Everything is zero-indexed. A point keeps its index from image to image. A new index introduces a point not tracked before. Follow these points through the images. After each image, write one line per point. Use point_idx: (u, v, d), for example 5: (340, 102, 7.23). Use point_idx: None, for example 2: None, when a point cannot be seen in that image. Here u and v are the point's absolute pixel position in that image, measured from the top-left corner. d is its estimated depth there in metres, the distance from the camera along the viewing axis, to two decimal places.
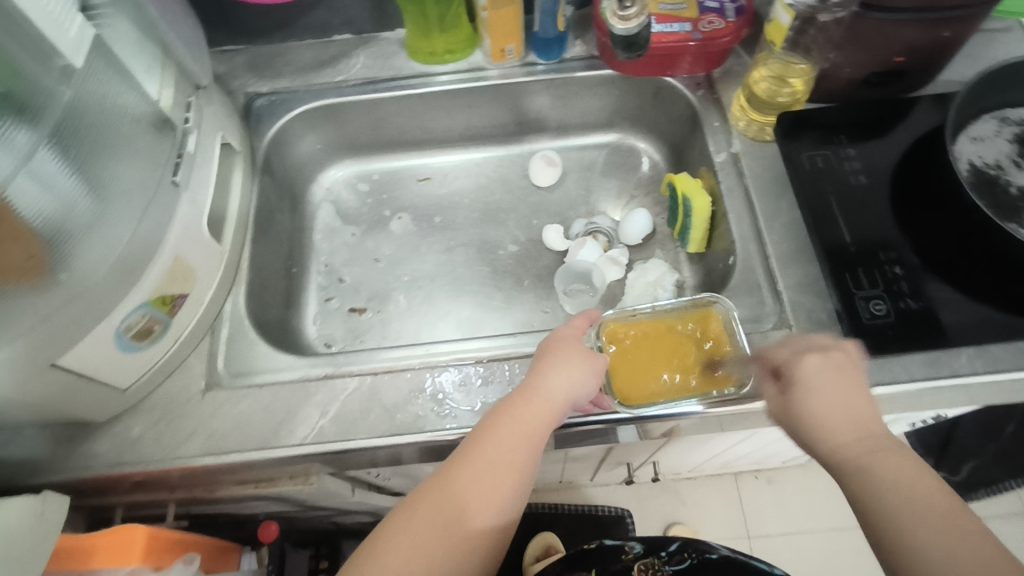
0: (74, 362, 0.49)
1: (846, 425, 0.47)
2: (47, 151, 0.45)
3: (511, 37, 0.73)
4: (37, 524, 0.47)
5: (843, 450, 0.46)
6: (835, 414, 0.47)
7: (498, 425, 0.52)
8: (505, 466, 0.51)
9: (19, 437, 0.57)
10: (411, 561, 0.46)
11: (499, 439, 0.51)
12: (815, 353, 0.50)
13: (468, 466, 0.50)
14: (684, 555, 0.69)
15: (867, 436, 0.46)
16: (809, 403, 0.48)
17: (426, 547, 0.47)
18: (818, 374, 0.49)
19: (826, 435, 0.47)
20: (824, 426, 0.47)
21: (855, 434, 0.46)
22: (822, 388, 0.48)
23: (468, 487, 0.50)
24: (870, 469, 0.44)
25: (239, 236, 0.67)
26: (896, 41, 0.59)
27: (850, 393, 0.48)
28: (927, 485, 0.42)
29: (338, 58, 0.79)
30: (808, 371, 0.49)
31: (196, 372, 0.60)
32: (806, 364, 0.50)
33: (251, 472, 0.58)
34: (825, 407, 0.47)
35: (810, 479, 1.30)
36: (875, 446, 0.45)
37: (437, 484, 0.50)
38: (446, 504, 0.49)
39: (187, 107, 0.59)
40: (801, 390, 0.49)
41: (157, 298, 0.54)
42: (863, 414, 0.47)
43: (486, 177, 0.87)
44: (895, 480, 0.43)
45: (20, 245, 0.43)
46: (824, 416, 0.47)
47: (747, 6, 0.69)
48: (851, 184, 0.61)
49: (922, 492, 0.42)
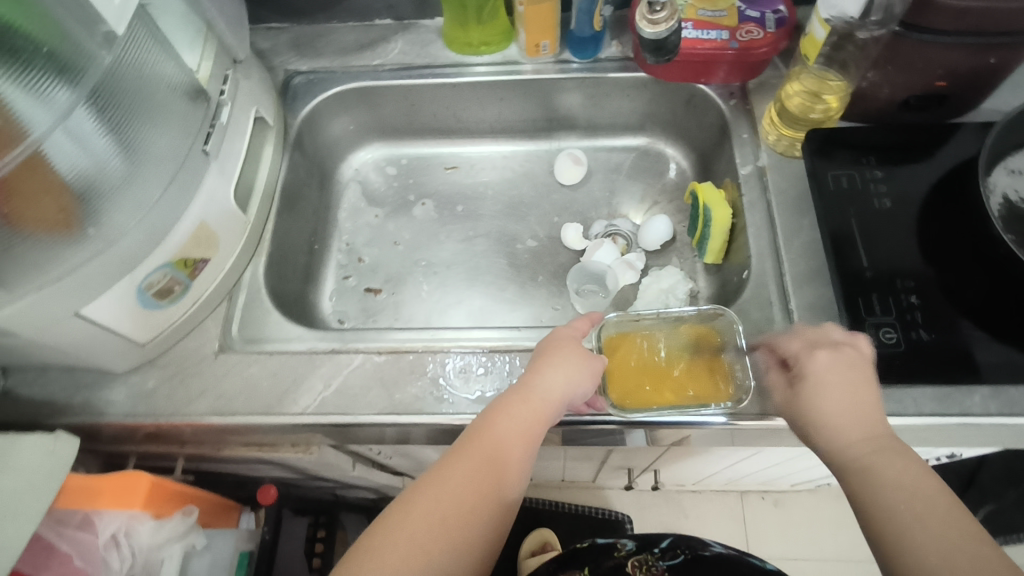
0: (96, 313, 0.52)
1: (852, 424, 0.47)
2: (85, 111, 0.47)
3: (546, 33, 0.73)
4: (48, 461, 0.50)
5: (847, 450, 0.47)
6: (842, 414, 0.48)
7: (494, 423, 0.52)
8: (501, 464, 0.51)
9: (46, 378, 0.60)
10: (410, 557, 0.46)
11: (495, 437, 0.51)
12: (825, 349, 0.51)
13: (464, 462, 0.51)
14: (677, 550, 0.70)
15: (873, 437, 0.47)
16: (820, 402, 0.49)
17: (424, 545, 0.47)
18: (828, 372, 0.49)
19: (831, 435, 0.48)
20: (829, 425, 0.48)
21: (860, 435, 0.47)
22: (832, 385, 0.49)
23: (466, 484, 0.50)
24: (873, 470, 0.45)
25: (265, 208, 0.69)
26: (938, 65, 0.57)
27: (859, 394, 0.49)
28: (928, 488, 0.43)
29: (377, 42, 0.80)
30: (818, 369, 0.50)
31: (212, 334, 0.63)
32: (815, 360, 0.50)
33: (254, 435, 0.60)
34: (831, 406, 0.48)
35: (817, 505, 1.27)
36: (878, 447, 0.46)
37: (433, 481, 0.50)
38: (443, 501, 0.49)
39: (224, 80, 0.61)
40: (811, 385, 0.50)
41: (180, 259, 0.56)
42: (869, 415, 0.48)
43: (512, 170, 0.88)
44: (897, 482, 0.44)
45: (52, 198, 0.46)
46: (830, 415, 0.48)
47: (788, 18, 0.68)
48: (875, 207, 0.59)
49: (922, 495, 0.43)
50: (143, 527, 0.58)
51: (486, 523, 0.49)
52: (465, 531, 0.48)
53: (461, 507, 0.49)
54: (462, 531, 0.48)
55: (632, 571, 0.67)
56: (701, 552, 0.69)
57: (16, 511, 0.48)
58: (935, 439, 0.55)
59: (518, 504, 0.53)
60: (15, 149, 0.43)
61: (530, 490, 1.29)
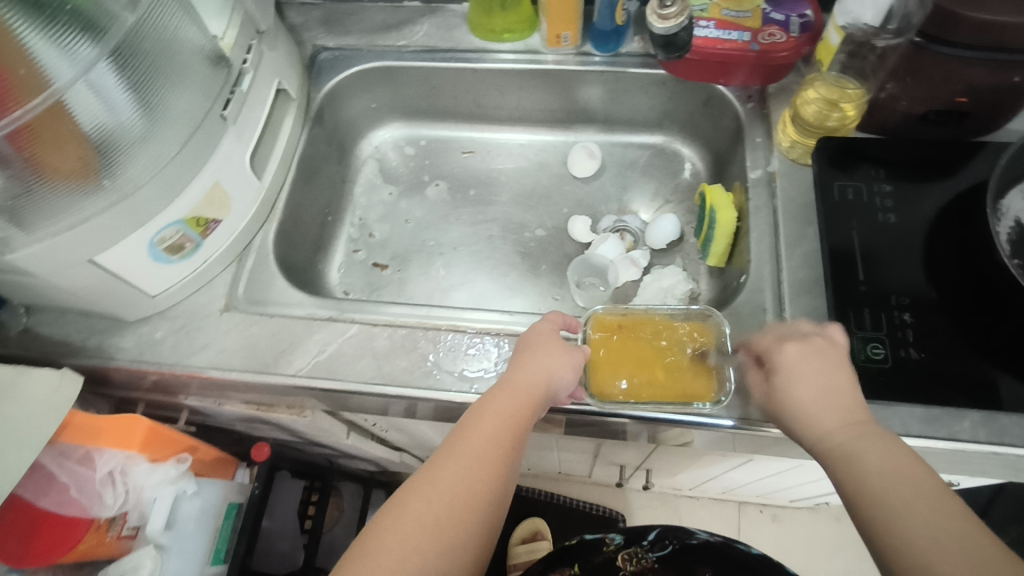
0: (110, 261, 0.54)
1: (831, 412, 0.47)
2: (107, 66, 0.50)
3: (568, 24, 0.73)
4: (53, 396, 0.53)
5: (830, 437, 0.46)
6: (818, 402, 0.48)
7: (480, 418, 0.52)
8: (490, 460, 0.51)
9: (64, 320, 0.64)
10: (405, 558, 0.46)
11: (482, 433, 0.52)
12: (794, 341, 0.51)
13: (454, 460, 0.51)
14: (665, 541, 0.68)
15: (854, 424, 0.46)
16: (795, 391, 0.49)
17: (418, 545, 0.47)
18: (799, 362, 0.50)
19: (811, 422, 0.47)
20: (808, 413, 0.48)
21: (841, 421, 0.46)
22: (807, 374, 0.49)
23: (457, 482, 0.50)
24: (857, 455, 0.44)
25: (280, 176, 0.71)
26: (958, 79, 0.56)
27: (837, 381, 0.48)
28: (913, 471, 0.42)
29: (404, 23, 0.82)
30: (789, 359, 0.50)
31: (219, 292, 0.65)
32: (785, 352, 0.51)
33: (250, 391, 0.63)
34: (810, 395, 0.48)
35: (816, 524, 1.25)
36: (860, 432, 0.46)
37: (424, 480, 0.50)
38: (435, 500, 0.49)
39: (248, 49, 0.64)
40: (784, 377, 0.50)
41: (192, 218, 0.59)
42: (847, 402, 0.47)
43: (528, 159, 0.89)
44: (880, 467, 0.43)
45: (72, 147, 0.49)
46: (806, 403, 0.48)
47: (813, 23, 0.67)
48: (879, 221, 0.58)
49: (907, 478, 0.42)
50: (138, 467, 0.62)
51: (480, 520, 0.49)
52: (459, 528, 0.48)
53: (453, 505, 0.49)
54: (456, 530, 0.48)
55: (622, 566, 0.67)
56: (688, 541, 0.67)
57: (22, 440, 0.51)
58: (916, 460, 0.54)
59: (510, 498, 0.53)
60: (36, 98, 0.46)
61: (527, 479, 1.30)
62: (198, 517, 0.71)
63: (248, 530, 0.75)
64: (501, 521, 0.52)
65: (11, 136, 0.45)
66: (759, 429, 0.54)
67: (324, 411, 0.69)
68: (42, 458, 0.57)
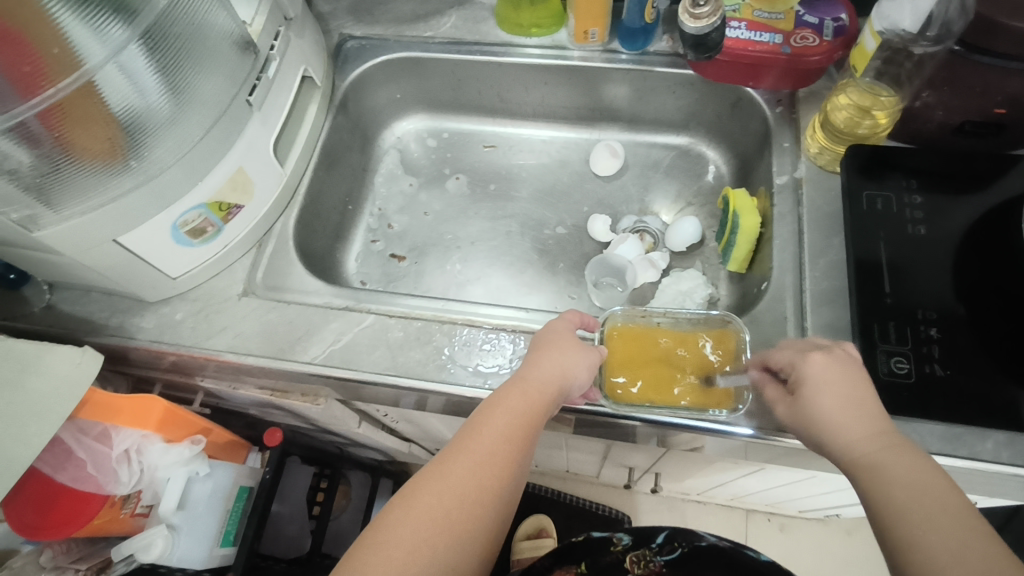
0: (133, 242, 0.55)
1: (856, 423, 0.46)
2: (138, 49, 0.50)
3: (596, 20, 0.72)
4: (74, 371, 0.54)
5: (854, 447, 0.45)
6: (844, 413, 0.47)
7: (492, 414, 0.52)
8: (501, 456, 0.51)
9: (86, 298, 0.65)
10: (415, 551, 0.46)
11: (494, 430, 0.51)
12: (818, 353, 0.49)
13: (465, 455, 0.50)
14: (672, 544, 0.63)
15: (880, 436, 0.45)
16: (824, 400, 0.47)
17: (428, 538, 0.47)
18: (828, 371, 0.48)
19: (836, 433, 0.46)
20: (833, 423, 0.47)
21: (865, 432, 0.46)
22: (834, 384, 0.48)
23: (468, 478, 0.50)
24: (881, 467, 0.44)
25: (302, 163, 0.72)
26: (997, 90, 0.54)
27: (863, 394, 0.47)
28: (938, 487, 0.41)
29: (432, 14, 0.82)
30: (813, 371, 0.49)
31: (238, 277, 0.66)
32: (811, 363, 0.49)
33: (265, 377, 0.63)
34: (834, 405, 0.47)
35: (824, 536, 1.24)
36: (885, 445, 0.45)
37: (435, 473, 0.50)
38: (446, 495, 0.49)
39: (275, 36, 0.64)
40: (807, 387, 0.48)
41: (215, 202, 0.59)
42: (873, 413, 0.46)
43: (550, 156, 0.89)
44: (904, 480, 0.42)
45: (100, 127, 0.49)
46: (831, 413, 0.47)
47: (847, 28, 0.66)
48: (908, 233, 0.57)
49: (931, 493, 0.41)
50: (154, 447, 0.62)
51: (490, 516, 0.49)
52: (469, 524, 0.48)
53: (464, 501, 0.49)
54: (466, 525, 0.48)
55: (630, 568, 0.63)
56: (698, 544, 0.63)
57: (42, 413, 0.52)
58: None
59: (517, 495, 0.53)
60: (67, 78, 0.46)
61: (535, 476, 1.30)
62: (209, 499, 0.72)
63: (258, 512, 0.76)
64: (508, 519, 0.52)
65: (42, 115, 0.46)
66: (777, 438, 0.53)
67: (337, 400, 0.69)
68: (62, 434, 0.58)
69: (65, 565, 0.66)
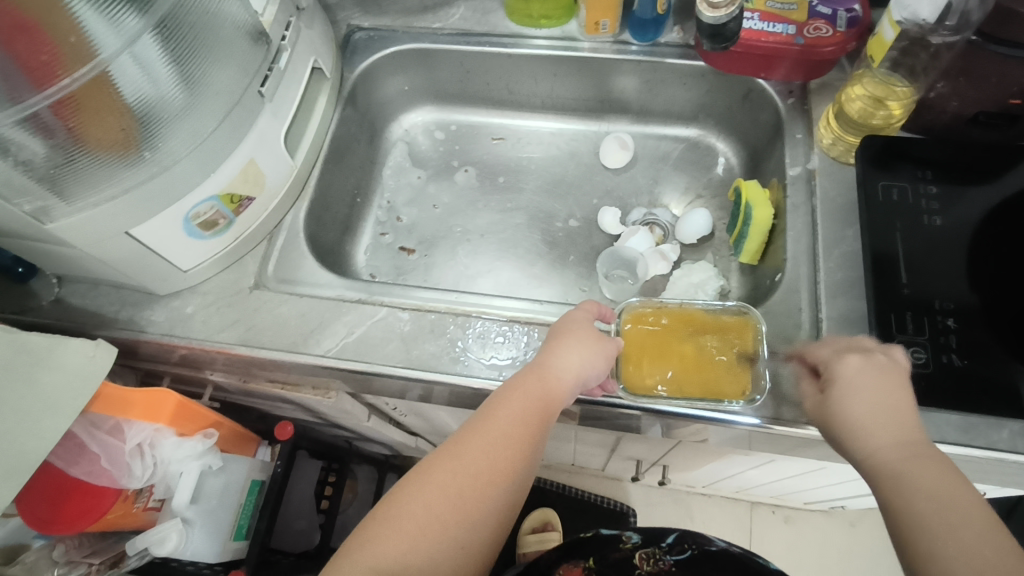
0: (144, 234, 0.54)
1: (884, 428, 0.45)
2: (151, 39, 0.49)
3: (607, 11, 0.72)
4: (88, 364, 0.54)
5: (880, 454, 0.45)
6: (871, 416, 0.46)
7: (508, 398, 0.52)
8: (516, 439, 0.51)
9: (97, 291, 0.64)
10: (426, 526, 0.47)
11: (509, 413, 0.51)
12: (856, 354, 0.49)
13: (480, 436, 0.50)
14: (683, 546, 0.64)
15: (908, 443, 0.45)
16: (852, 404, 0.47)
17: (441, 515, 0.47)
18: (858, 375, 0.48)
19: (862, 438, 0.46)
20: (860, 428, 0.46)
21: (893, 438, 0.45)
22: (866, 389, 0.47)
23: (482, 459, 0.50)
24: (906, 476, 0.43)
25: (313, 156, 0.71)
26: (1014, 81, 0.55)
27: (896, 400, 0.47)
28: (963, 498, 0.41)
29: (440, 6, 0.81)
30: (846, 371, 0.49)
31: (249, 270, 0.65)
32: (845, 364, 0.49)
33: (279, 370, 0.63)
34: (861, 408, 0.47)
35: (829, 528, 1.24)
36: (912, 454, 0.44)
37: (449, 453, 0.50)
38: (459, 474, 0.49)
39: (287, 26, 0.63)
40: (840, 387, 0.48)
41: (226, 194, 0.58)
42: (903, 421, 0.46)
43: (558, 148, 0.88)
44: (930, 491, 0.41)
45: (114, 117, 0.49)
46: (857, 417, 0.46)
47: (861, 18, 0.66)
48: (924, 224, 0.57)
49: (955, 506, 0.40)
50: (166, 441, 0.62)
51: (502, 498, 0.49)
52: (481, 504, 0.48)
53: (476, 481, 0.49)
54: (477, 505, 0.48)
55: (638, 564, 0.63)
56: (707, 548, 0.63)
57: (55, 407, 0.52)
58: None
59: (532, 480, 0.53)
60: (83, 68, 0.46)
61: (540, 470, 1.30)
62: (222, 493, 0.73)
63: (269, 507, 0.78)
64: (521, 502, 0.52)
65: (56, 106, 0.45)
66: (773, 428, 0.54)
67: (349, 393, 0.69)
68: (74, 428, 0.57)
69: (77, 560, 0.66)
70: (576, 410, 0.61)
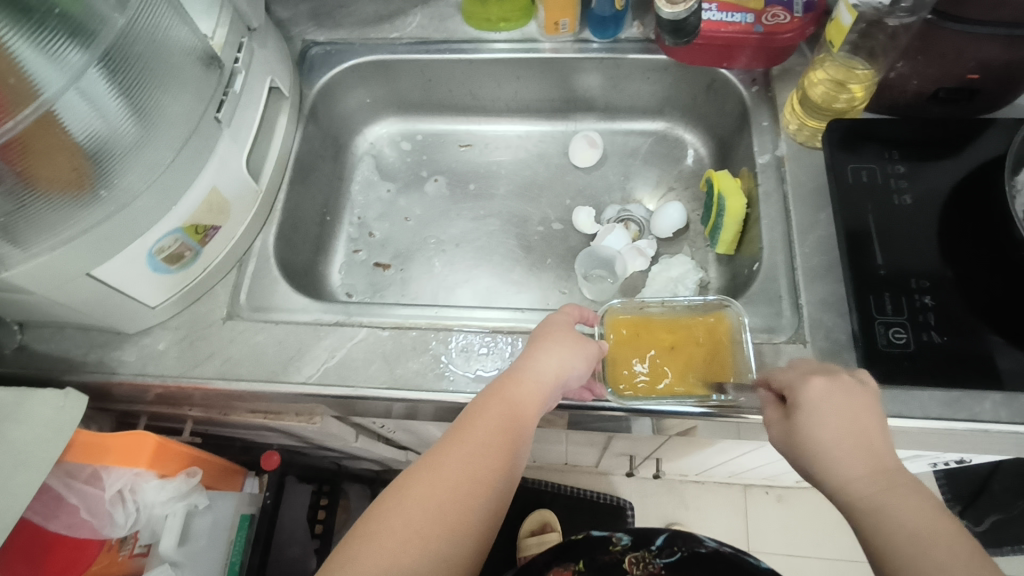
0: (108, 274, 0.52)
1: (854, 456, 0.44)
2: (98, 72, 0.48)
3: (565, 11, 0.72)
4: (55, 416, 0.51)
5: (852, 485, 0.43)
6: (842, 445, 0.45)
7: (485, 408, 0.51)
8: (496, 446, 0.50)
9: (61, 335, 0.62)
10: (408, 541, 0.45)
11: (487, 422, 0.50)
12: (819, 376, 0.48)
13: (459, 446, 0.50)
14: (673, 548, 0.65)
15: (880, 471, 0.43)
16: (817, 431, 0.46)
17: (421, 528, 0.46)
18: (822, 400, 0.47)
19: (833, 469, 0.44)
20: (829, 457, 0.45)
21: (865, 467, 0.44)
22: (831, 413, 0.46)
23: (462, 468, 0.49)
24: (882, 507, 0.41)
25: (277, 177, 0.69)
26: (971, 56, 0.55)
27: (862, 425, 0.46)
28: (941, 525, 0.39)
29: (396, 15, 0.80)
30: (811, 397, 0.47)
31: (220, 300, 0.63)
32: (809, 387, 0.48)
33: (259, 401, 0.61)
34: (831, 435, 0.45)
35: (822, 504, 1.26)
36: (884, 483, 0.43)
37: (426, 469, 0.49)
38: (439, 486, 0.48)
39: (239, 47, 0.62)
40: (807, 412, 0.47)
41: (191, 226, 0.57)
42: (876, 448, 0.45)
43: (527, 150, 0.88)
44: (907, 521, 0.40)
45: (65, 157, 0.47)
46: (828, 445, 0.45)
47: (817, 3, 0.66)
48: (894, 204, 0.57)
49: (936, 534, 0.39)
50: (148, 484, 0.60)
51: (484, 506, 0.48)
52: (463, 515, 0.47)
53: (456, 492, 0.48)
54: (460, 515, 0.47)
55: (628, 569, 0.64)
56: (698, 549, 0.64)
57: (26, 462, 0.49)
58: (935, 442, 0.54)
59: (514, 492, 0.52)
60: (27, 108, 0.44)
61: (533, 471, 1.30)
62: (210, 531, 0.71)
63: (263, 540, 0.77)
64: (505, 512, 0.51)
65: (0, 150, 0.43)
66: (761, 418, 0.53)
67: (333, 416, 0.67)
68: (50, 480, 0.56)
69: None
70: (561, 416, 0.60)
